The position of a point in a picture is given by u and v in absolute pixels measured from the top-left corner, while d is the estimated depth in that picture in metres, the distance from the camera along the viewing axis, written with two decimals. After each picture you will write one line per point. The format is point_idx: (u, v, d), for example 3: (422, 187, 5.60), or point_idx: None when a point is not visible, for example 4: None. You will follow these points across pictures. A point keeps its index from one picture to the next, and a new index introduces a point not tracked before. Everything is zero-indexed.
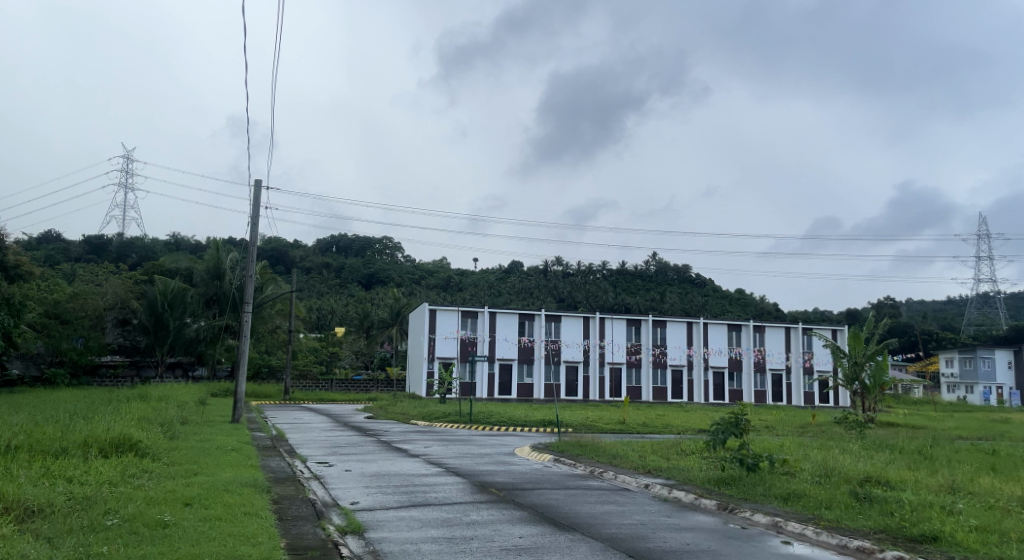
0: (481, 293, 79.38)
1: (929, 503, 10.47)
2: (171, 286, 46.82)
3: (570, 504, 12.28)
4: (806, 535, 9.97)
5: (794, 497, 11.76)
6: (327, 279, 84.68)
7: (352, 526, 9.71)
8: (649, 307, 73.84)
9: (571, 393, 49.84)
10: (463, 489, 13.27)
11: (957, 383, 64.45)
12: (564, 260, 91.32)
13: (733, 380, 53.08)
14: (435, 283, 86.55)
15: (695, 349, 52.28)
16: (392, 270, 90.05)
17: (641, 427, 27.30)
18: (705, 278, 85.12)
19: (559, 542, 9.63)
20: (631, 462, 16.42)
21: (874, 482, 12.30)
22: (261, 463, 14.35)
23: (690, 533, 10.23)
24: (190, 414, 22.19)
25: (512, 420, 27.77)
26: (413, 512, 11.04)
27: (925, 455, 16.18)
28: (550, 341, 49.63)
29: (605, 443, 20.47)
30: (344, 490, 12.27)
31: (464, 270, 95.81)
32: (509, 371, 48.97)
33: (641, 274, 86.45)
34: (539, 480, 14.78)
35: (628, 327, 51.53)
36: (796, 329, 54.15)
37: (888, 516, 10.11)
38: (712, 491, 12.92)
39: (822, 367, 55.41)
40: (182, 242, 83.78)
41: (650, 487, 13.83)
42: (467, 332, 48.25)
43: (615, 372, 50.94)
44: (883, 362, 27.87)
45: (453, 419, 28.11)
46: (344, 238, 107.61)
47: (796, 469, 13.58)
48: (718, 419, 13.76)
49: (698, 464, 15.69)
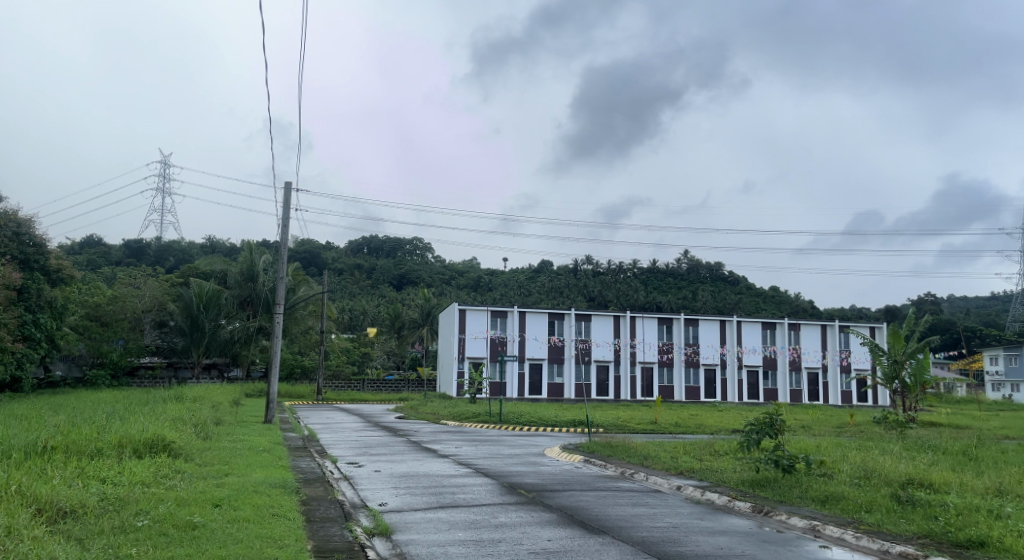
0: (511, 293, 79.29)
1: (976, 506, 10.03)
2: (205, 289, 47.29)
3: (600, 506, 12.03)
4: (845, 540, 9.63)
5: (833, 500, 11.40)
6: (359, 281, 85.43)
7: (379, 528, 9.59)
8: (681, 305, 73.23)
9: (602, 392, 49.44)
10: (491, 490, 13.10)
11: (1002, 382, 64.30)
12: (593, 260, 91.18)
13: (768, 380, 52.39)
14: (465, 283, 86.52)
15: (728, 347, 51.56)
16: (423, 270, 90.31)
17: (674, 427, 26.91)
18: (738, 276, 83.71)
19: (588, 545, 9.42)
20: (663, 463, 16.14)
21: (916, 484, 11.85)
22: (291, 464, 14.32)
23: (723, 537, 9.95)
24: (224, 414, 22.38)
25: (542, 420, 27.52)
26: (441, 514, 10.90)
27: (969, 456, 15.61)
28: (580, 341, 49.23)
29: (637, 443, 20.17)
30: (372, 491, 12.19)
31: (494, 271, 95.96)
32: (539, 371, 48.77)
33: (673, 272, 85.92)
34: (569, 481, 14.59)
35: (660, 326, 51.01)
36: (832, 327, 53.11)
37: (931, 521, 9.74)
38: (747, 493, 12.61)
39: (859, 366, 54.37)
40: (218, 244, 85.15)
41: (683, 489, 13.55)
42: (496, 331, 48.10)
43: (647, 371, 50.48)
44: (925, 361, 27.13)
45: (482, 419, 28.04)
46: (376, 239, 108.50)
47: (834, 472, 13.15)
48: (752, 419, 13.41)
49: (731, 466, 15.37)
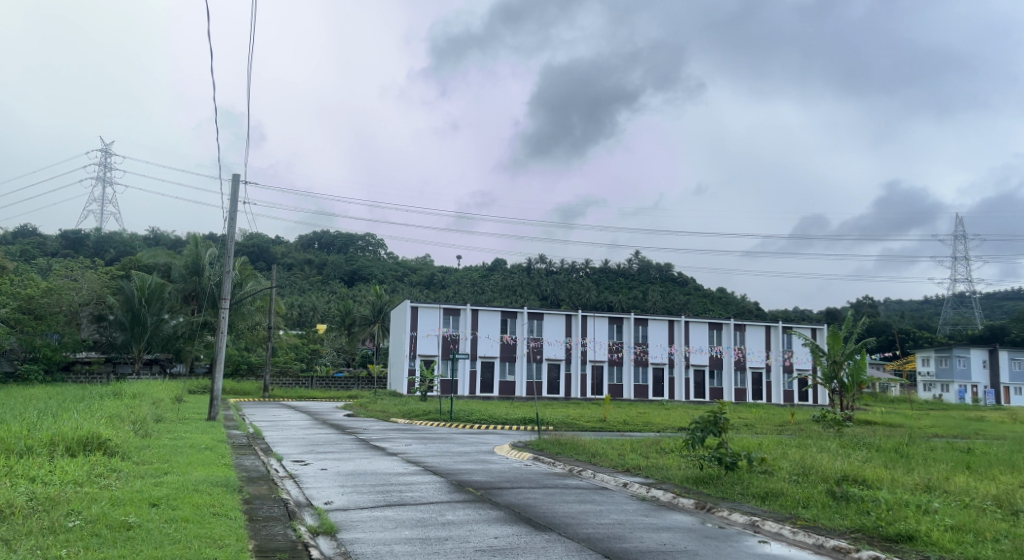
0: (464, 290, 79.16)
1: (905, 502, 10.44)
2: (149, 282, 46.06)
3: (547, 504, 12.15)
4: (782, 534, 9.92)
5: (772, 496, 11.73)
6: (309, 277, 84.28)
7: (324, 526, 9.53)
8: (632, 305, 74.10)
9: (553, 391, 49.68)
10: (440, 488, 13.12)
11: (933, 382, 66.65)
12: (547, 259, 91.70)
13: (714, 379, 53.43)
14: (418, 280, 86.09)
15: (676, 347, 52.41)
16: (375, 267, 89.39)
17: (622, 425, 27.26)
18: (687, 277, 85.11)
19: (536, 542, 9.51)
20: (610, 460, 16.35)
21: (850, 480, 12.29)
22: (234, 461, 14.13)
23: (667, 533, 10.15)
24: (165, 411, 21.83)
25: (493, 418, 27.61)
26: (388, 512, 10.88)
27: (901, 453, 16.21)
28: (532, 339, 49.47)
29: (584, 441, 20.36)
30: (318, 489, 12.10)
31: (447, 268, 95.70)
32: (491, 369, 48.80)
33: (624, 272, 86.98)
34: (517, 478, 14.70)
35: (610, 325, 51.57)
36: (776, 328, 54.48)
37: (864, 516, 10.10)
38: (691, 490, 12.85)
39: (801, 366, 55.78)
40: (162, 237, 82.99)
41: (629, 486, 13.75)
42: (449, 329, 47.91)
43: (597, 370, 50.98)
44: (862, 361, 27.83)
45: (433, 416, 28.02)
46: (327, 234, 107.17)
47: (774, 469, 13.53)
48: (696, 417, 13.68)
49: (676, 463, 15.66)
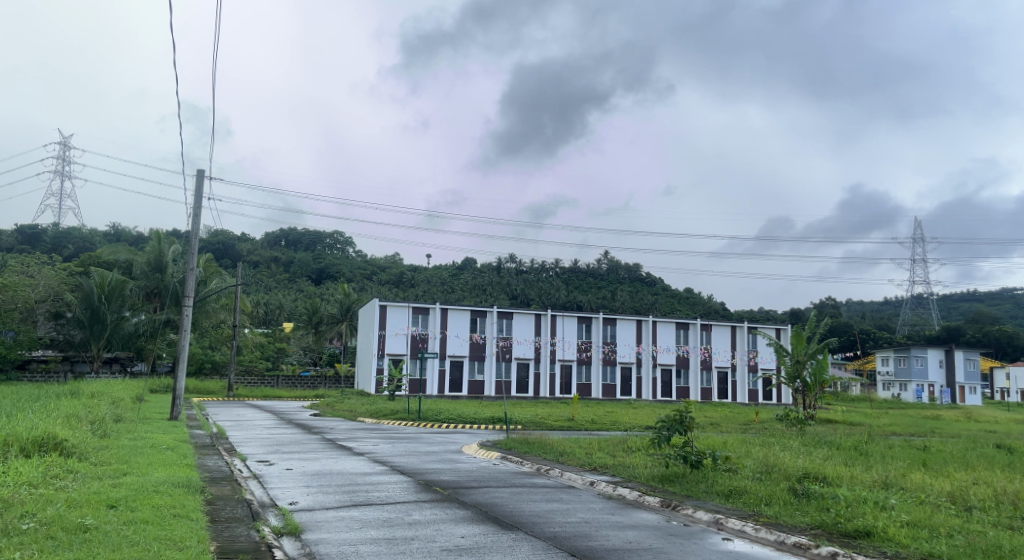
0: (433, 289, 78.93)
1: (864, 499, 10.66)
2: (109, 279, 45.01)
3: (515, 502, 12.19)
4: (746, 531, 10.07)
5: (736, 494, 11.90)
6: (276, 274, 83.38)
7: (288, 527, 9.46)
8: (600, 304, 74.52)
9: (522, 390, 49.77)
10: (407, 488, 13.09)
11: (891, 381, 67.65)
12: (517, 258, 91.86)
13: (680, 378, 53.97)
14: (387, 279, 85.66)
15: (644, 346, 52.85)
16: (343, 265, 88.71)
17: (589, 424, 27.41)
18: (655, 277, 85.82)
19: (502, 541, 9.54)
20: (577, 459, 16.44)
21: (811, 478, 12.53)
22: (197, 462, 13.94)
23: (633, 532, 10.24)
24: (125, 411, 21.43)
25: (461, 417, 27.59)
26: (354, 512, 10.82)
27: (861, 451, 16.55)
28: (501, 338, 49.52)
29: (552, 440, 20.43)
30: (283, 489, 11.99)
31: (416, 266, 95.35)
32: (459, 369, 48.72)
33: (593, 272, 87.47)
34: (484, 478, 14.72)
35: (580, 325, 51.81)
36: (741, 328, 55.23)
37: (824, 512, 10.30)
38: (657, 488, 12.99)
39: (766, 365, 56.59)
40: (123, 233, 81.45)
41: (595, 484, 13.85)
42: (418, 328, 47.72)
43: (566, 369, 51.18)
44: (824, 361, 28.32)
45: (401, 416, 27.89)
46: (294, 231, 106.13)
47: (738, 467, 13.73)
48: (663, 416, 13.82)
49: (642, 461, 15.80)
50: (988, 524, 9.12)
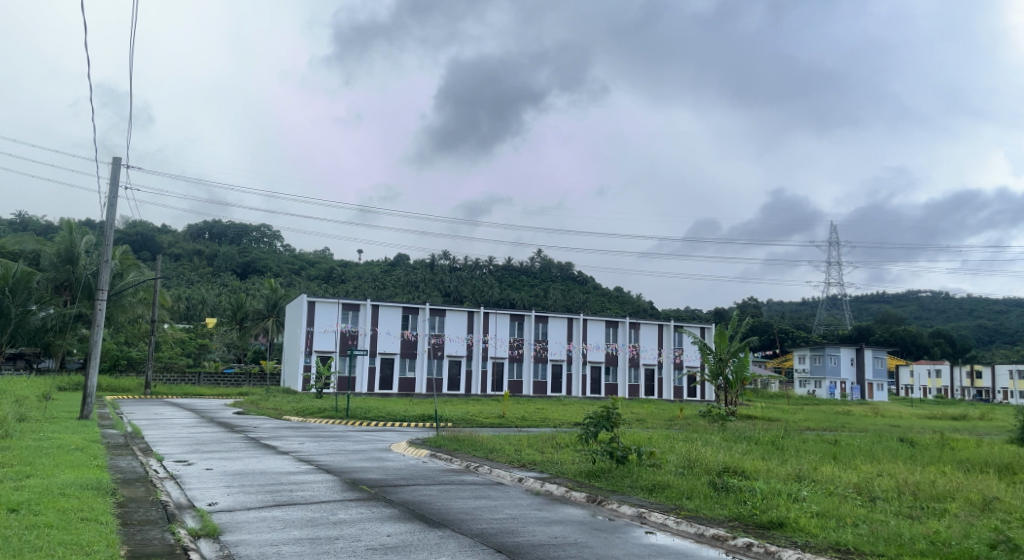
0: (364, 285, 77.91)
1: (778, 491, 11.09)
2: (14, 270, 42.63)
3: (442, 500, 12.18)
4: (667, 525, 10.33)
5: (659, 488, 12.18)
6: (198, 268, 80.81)
7: (206, 529, 9.21)
8: (533, 302, 75.00)
9: (453, 387, 49.66)
10: (332, 486, 12.95)
11: (808, 378, 70.32)
12: (450, 255, 91.60)
13: (609, 375, 54.83)
14: (316, 275, 84.16)
15: (574, 343, 53.46)
16: (270, 259, 86.59)
17: (519, 421, 27.57)
18: (587, 275, 86.93)
19: (429, 540, 9.51)
20: (507, 456, 16.52)
21: (731, 472, 12.95)
22: (110, 462, 13.43)
23: (559, 527, 10.37)
24: (30, 411, 20.35)
25: (391, 415, 27.37)
26: (276, 512, 10.63)
27: (777, 445, 17.20)
28: (433, 336, 49.35)
29: (482, 437, 20.46)
30: (202, 490, 11.66)
31: (346, 262, 93.96)
32: (390, 365, 48.24)
33: (526, 270, 87.96)
34: (412, 475, 14.66)
35: (512, 322, 52.04)
36: (668, 326, 56.54)
37: (741, 505, 10.65)
38: (583, 483, 13.19)
39: (691, 363, 58.04)
40: (31, 223, 77.45)
41: (524, 480, 13.98)
42: (347, 325, 46.99)
43: (498, 366, 51.33)
44: (745, 358, 29.18)
45: (328, 414, 27.45)
46: (218, 224, 103.19)
47: (662, 461, 14.07)
48: (591, 413, 14.03)
49: (570, 458, 16.01)
50: (891, 513, 9.60)
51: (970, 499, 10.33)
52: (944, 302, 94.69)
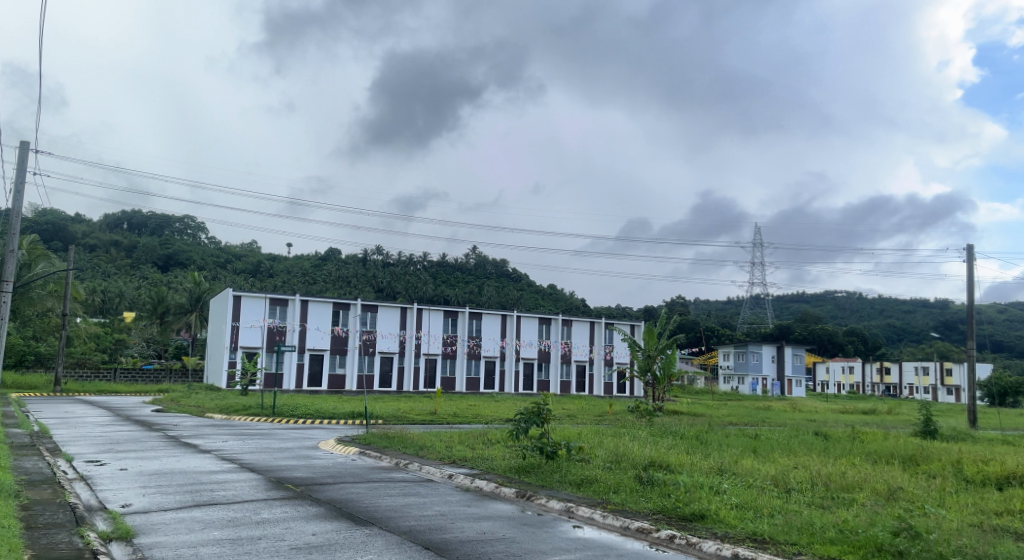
0: (293, 280, 76.28)
1: (700, 484, 11.36)
2: None
3: (370, 497, 12.03)
4: (594, 519, 10.45)
5: (586, 483, 12.32)
6: (116, 260, 77.64)
7: (119, 531, 8.87)
8: (467, 299, 74.91)
9: (384, 384, 49.17)
10: (255, 485, 12.62)
11: (731, 374, 72.64)
12: (383, 250, 90.66)
13: (542, 371, 55.21)
14: (243, 268, 82.01)
15: (508, 340, 53.67)
16: (193, 252, 83.88)
17: (451, 418, 27.44)
18: (521, 272, 87.35)
19: (355, 537, 9.39)
20: (437, 453, 16.45)
21: (656, 466, 13.21)
22: (15, 463, 12.77)
23: (488, 522, 10.38)
24: None
25: (319, 412, 26.89)
26: (195, 513, 10.30)
27: (701, 440, 17.63)
28: (365, 332, 48.71)
29: (413, 434, 20.29)
30: (115, 491, 11.20)
31: (275, 256, 91.87)
32: (319, 362, 47.40)
33: (461, 266, 87.77)
34: (340, 474, 14.42)
35: (445, 319, 51.82)
36: (599, 324, 57.38)
37: (665, 498, 10.87)
38: (513, 479, 13.23)
39: (621, 360, 59.05)
40: None
41: (453, 477, 13.91)
42: (275, 320, 45.92)
43: (430, 363, 51.05)
44: (672, 355, 29.79)
45: (253, 411, 26.77)
46: (138, 214, 99.37)
47: (590, 456, 14.25)
48: (521, 409, 14.08)
49: (501, 454, 16.05)
50: (804, 504, 9.95)
51: (877, 489, 10.81)
52: (858, 302, 99.05)
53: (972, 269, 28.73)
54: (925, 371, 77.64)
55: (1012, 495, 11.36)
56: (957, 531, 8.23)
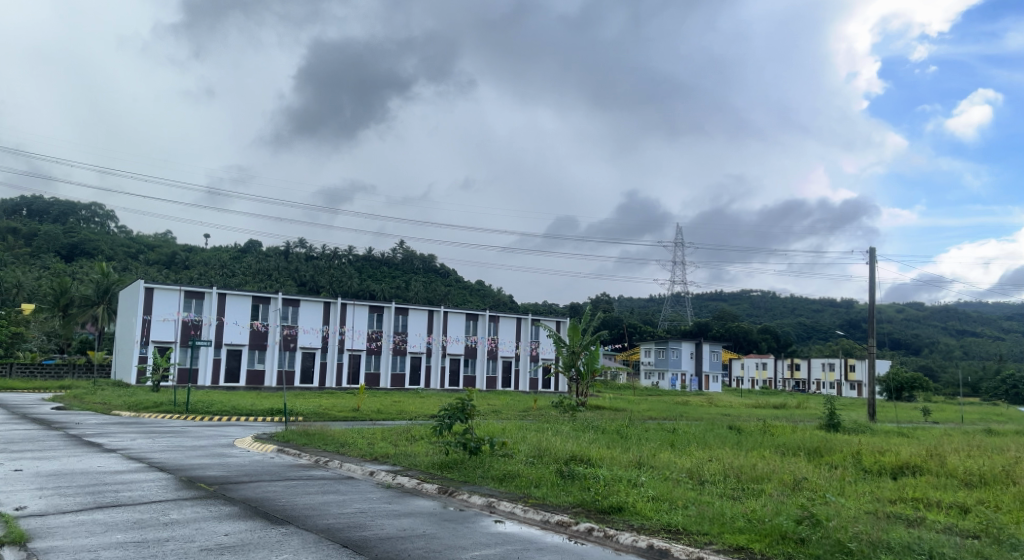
0: (211, 272, 73.78)
1: (619, 477, 11.51)
2: None
3: (287, 496, 11.72)
4: (515, 513, 10.46)
5: (508, 478, 12.32)
6: (15, 249, 73.38)
7: (11, 536, 8.36)
8: (393, 294, 74.13)
9: (306, 380, 48.12)
10: (165, 485, 12.12)
11: (652, 370, 74.17)
12: (306, 243, 88.74)
13: (468, 367, 55.12)
14: (156, 260, 78.86)
15: (434, 336, 53.40)
16: (101, 241, 80.03)
17: (374, 414, 27.06)
18: (449, 268, 87.05)
19: (269, 537, 9.11)
20: (359, 450, 16.17)
21: (577, 460, 13.34)
22: None
23: (408, 519, 10.25)
24: None
25: (236, 409, 26.09)
26: (97, 515, 9.80)
27: (621, 434, 17.90)
28: (286, 327, 47.58)
29: (334, 431, 19.89)
30: (8, 494, 10.56)
31: (191, 247, 88.70)
32: (237, 358, 46.05)
33: (387, 261, 86.78)
34: (257, 472, 14.00)
35: (370, 314, 51.08)
36: (526, 320, 57.76)
37: (584, 492, 10.96)
38: (435, 475, 13.12)
39: (547, 355, 59.59)
40: None
41: (375, 474, 13.70)
42: (190, 314, 44.30)
43: (354, 359, 50.26)
44: (596, 351, 30.18)
45: (166, 408, 25.75)
46: (39, 200, 94.13)
47: (513, 452, 14.26)
48: (445, 405, 13.98)
49: (423, 450, 15.91)
50: (716, 495, 10.21)
51: (783, 479, 11.20)
52: (773, 302, 102.92)
53: (874, 270, 30.07)
54: (831, 367, 80.52)
55: (905, 483, 11.95)
56: (854, 518, 8.59)
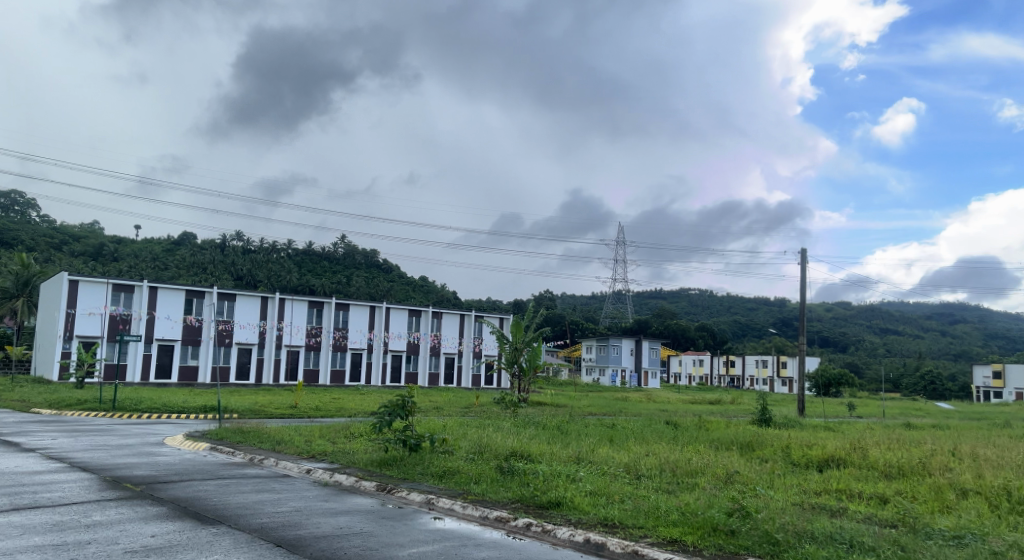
0: (142, 265, 71.29)
1: (558, 473, 11.51)
2: None
3: (220, 495, 11.35)
4: (454, 510, 10.35)
5: (448, 475, 12.19)
6: None
7: None
8: (334, 289, 73.00)
9: (242, 376, 46.96)
10: (88, 486, 11.60)
11: (593, 366, 74.91)
12: (243, 236, 86.62)
13: (410, 363, 54.69)
14: (83, 251, 75.82)
15: (375, 332, 52.78)
16: (22, 231, 76.45)
17: (312, 411, 26.54)
18: (391, 264, 86.18)
19: (199, 537, 8.80)
20: (295, 448, 15.80)
21: (516, 455, 13.31)
22: None
23: (344, 517, 10.04)
24: None
25: (167, 406, 25.24)
26: (13, 517, 9.30)
27: (561, 430, 17.94)
28: (221, 322, 46.35)
29: (270, 428, 19.40)
30: None
31: (120, 239, 85.56)
32: (169, 353, 44.64)
33: (328, 255, 85.40)
34: (188, 471, 13.54)
35: (310, 310, 50.15)
36: (469, 316, 57.58)
37: (523, 487, 10.93)
38: (374, 472, 12.90)
39: (489, 352, 59.53)
40: None
41: (312, 472, 13.40)
42: (118, 308, 42.72)
43: (293, 355, 49.29)
44: (538, 348, 30.16)
45: (91, 406, 24.73)
46: None
47: (453, 448, 14.13)
48: (385, 401, 13.76)
49: (362, 447, 15.64)
50: (652, 489, 10.30)
51: (716, 473, 11.38)
52: (710, 300, 105.14)
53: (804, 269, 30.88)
54: (764, 364, 83.69)
55: (831, 476, 12.28)
56: (782, 510, 8.76)
